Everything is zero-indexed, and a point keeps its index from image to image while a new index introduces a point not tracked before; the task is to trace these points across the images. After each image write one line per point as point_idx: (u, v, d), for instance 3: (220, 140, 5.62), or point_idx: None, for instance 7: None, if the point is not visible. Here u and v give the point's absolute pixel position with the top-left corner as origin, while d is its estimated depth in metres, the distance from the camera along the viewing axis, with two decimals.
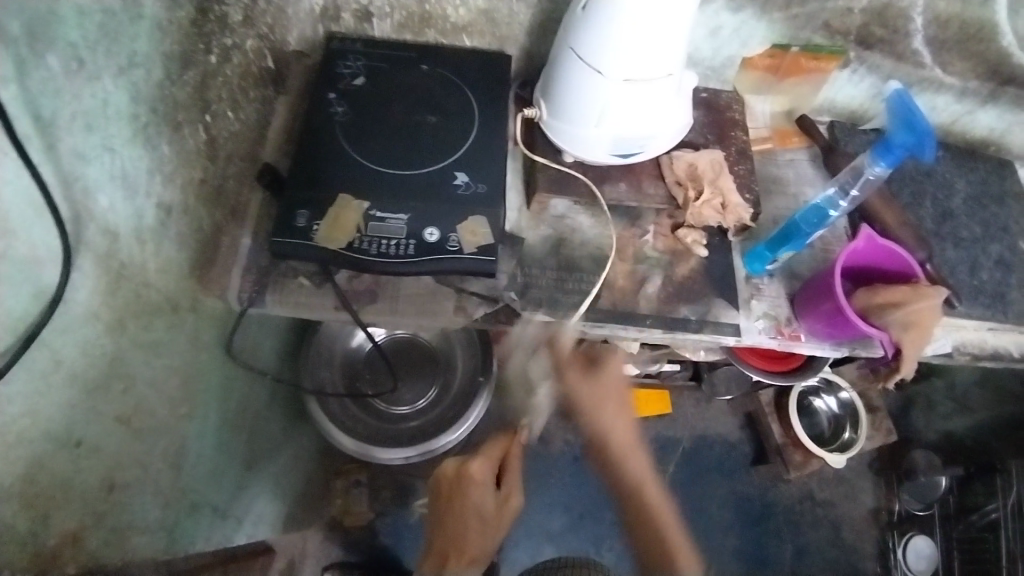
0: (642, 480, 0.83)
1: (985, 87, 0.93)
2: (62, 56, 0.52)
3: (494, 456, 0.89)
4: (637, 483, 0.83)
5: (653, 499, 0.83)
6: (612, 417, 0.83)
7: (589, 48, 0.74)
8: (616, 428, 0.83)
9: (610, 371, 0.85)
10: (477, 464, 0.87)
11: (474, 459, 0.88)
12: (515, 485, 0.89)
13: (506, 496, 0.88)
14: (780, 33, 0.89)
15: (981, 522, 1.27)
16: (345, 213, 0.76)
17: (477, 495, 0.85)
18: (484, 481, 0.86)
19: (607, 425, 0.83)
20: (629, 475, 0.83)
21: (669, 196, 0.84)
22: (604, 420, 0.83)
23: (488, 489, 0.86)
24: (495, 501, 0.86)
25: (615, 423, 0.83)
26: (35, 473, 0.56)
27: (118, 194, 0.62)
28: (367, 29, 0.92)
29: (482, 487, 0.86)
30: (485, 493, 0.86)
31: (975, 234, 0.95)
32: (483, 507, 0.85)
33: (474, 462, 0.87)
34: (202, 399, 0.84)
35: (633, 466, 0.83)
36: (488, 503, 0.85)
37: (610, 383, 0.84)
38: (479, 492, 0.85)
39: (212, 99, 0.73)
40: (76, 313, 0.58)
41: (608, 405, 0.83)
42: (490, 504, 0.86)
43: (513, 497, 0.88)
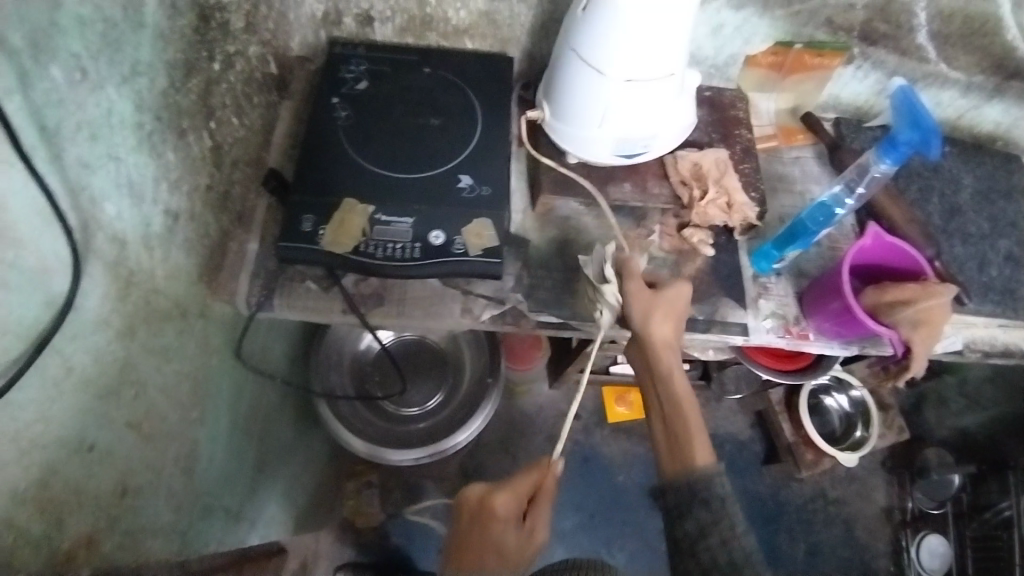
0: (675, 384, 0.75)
1: (991, 81, 0.93)
2: (65, 67, 0.53)
3: (524, 489, 0.76)
4: (670, 380, 0.75)
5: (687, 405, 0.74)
6: (659, 321, 0.74)
7: (590, 48, 0.74)
8: (661, 331, 0.74)
9: (667, 292, 0.76)
10: (504, 499, 0.75)
11: (500, 489, 0.76)
12: (542, 521, 0.77)
13: (531, 530, 0.77)
14: (782, 30, 0.89)
15: (996, 520, 1.27)
16: (351, 217, 0.77)
17: (501, 528, 0.75)
18: (508, 518, 0.75)
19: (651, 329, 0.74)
20: (663, 373, 0.75)
21: (674, 196, 0.84)
22: (652, 323, 0.74)
23: (511, 525, 0.75)
24: (520, 538, 0.75)
25: (663, 324, 0.75)
26: (49, 478, 0.57)
27: (125, 202, 0.63)
28: (369, 34, 0.92)
29: (507, 523, 0.75)
30: (508, 528, 0.75)
31: (984, 229, 0.95)
32: (505, 543, 0.74)
33: (502, 496, 0.75)
34: (213, 402, 0.85)
35: (668, 366, 0.75)
36: (511, 540, 0.74)
37: (667, 298, 0.75)
38: (501, 528, 0.74)
39: (216, 106, 0.74)
40: (86, 319, 0.59)
41: (658, 311, 0.75)
42: (512, 539, 0.75)
43: (538, 534, 0.77)
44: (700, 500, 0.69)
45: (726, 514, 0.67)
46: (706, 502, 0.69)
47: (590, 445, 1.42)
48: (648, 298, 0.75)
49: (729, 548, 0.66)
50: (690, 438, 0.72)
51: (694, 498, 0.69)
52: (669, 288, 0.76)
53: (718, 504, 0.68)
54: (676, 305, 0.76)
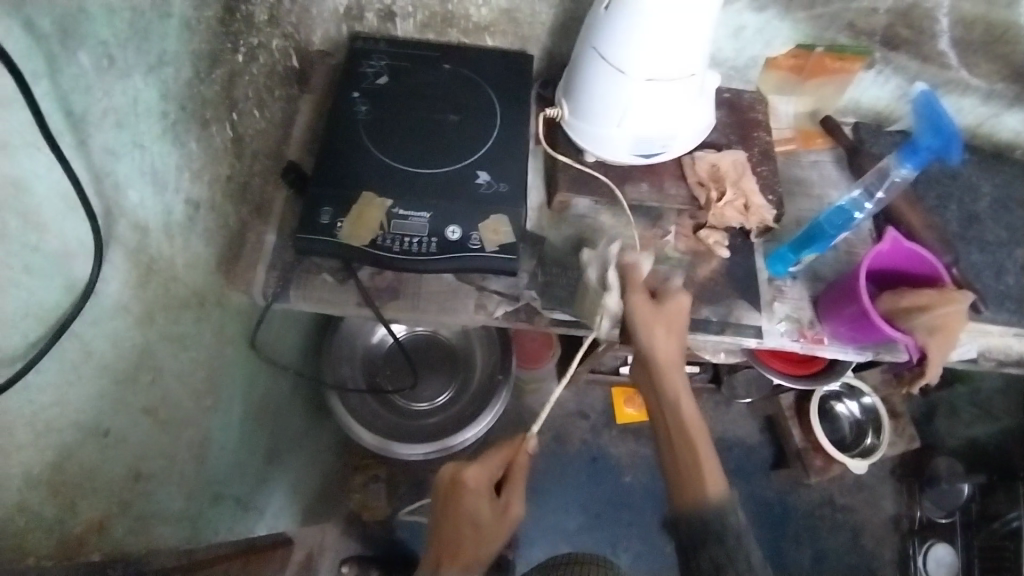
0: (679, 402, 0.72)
1: (1013, 89, 0.92)
2: (94, 55, 0.54)
3: (498, 462, 0.80)
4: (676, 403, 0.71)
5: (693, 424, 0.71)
6: (660, 334, 0.72)
7: (611, 47, 0.74)
8: (662, 346, 0.72)
9: (669, 304, 0.73)
10: (474, 474, 0.79)
11: (472, 464, 0.80)
12: (517, 493, 0.80)
13: (505, 504, 0.80)
14: (804, 33, 0.88)
15: (1004, 530, 1.29)
16: (369, 210, 0.77)
17: (473, 502, 0.78)
18: (481, 489, 0.78)
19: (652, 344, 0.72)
20: (669, 391, 0.72)
21: (691, 196, 0.83)
22: (655, 337, 0.72)
23: (484, 498, 0.78)
24: (493, 511, 0.79)
25: (666, 337, 0.72)
26: (64, 461, 0.58)
27: (148, 190, 0.63)
28: (390, 29, 0.93)
29: (479, 496, 0.78)
30: (482, 503, 0.78)
31: (1002, 238, 0.94)
32: (478, 516, 0.77)
33: (474, 468, 0.79)
34: (226, 391, 0.85)
35: (673, 384, 0.72)
36: (485, 513, 0.78)
37: (669, 310, 0.73)
38: (475, 501, 0.78)
39: (239, 97, 0.74)
40: (106, 305, 0.60)
41: (660, 325, 0.72)
42: (488, 515, 0.78)
43: (513, 506, 0.80)
44: (715, 533, 0.66)
45: (741, 552, 0.65)
46: (720, 537, 0.66)
47: (598, 445, 1.41)
48: (651, 309, 0.73)
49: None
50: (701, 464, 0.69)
51: (709, 533, 0.66)
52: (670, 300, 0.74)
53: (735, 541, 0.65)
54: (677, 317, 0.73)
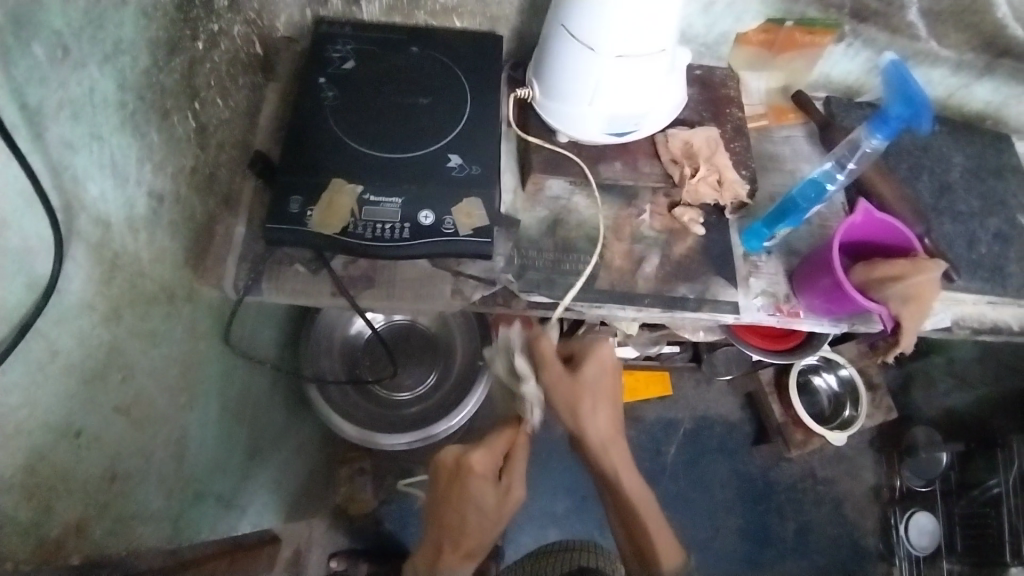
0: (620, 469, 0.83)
1: (981, 59, 0.93)
2: (47, 44, 0.52)
3: (500, 449, 0.84)
4: (617, 474, 0.83)
5: (626, 481, 0.83)
6: (590, 411, 0.81)
7: (580, 24, 0.73)
8: (593, 423, 0.81)
9: (590, 368, 0.80)
10: (479, 457, 0.82)
11: (475, 450, 0.83)
12: (518, 477, 0.83)
13: (508, 488, 0.82)
14: (774, 7, 0.88)
15: (983, 497, 1.29)
16: (339, 197, 0.76)
17: (479, 487, 0.81)
18: (485, 474, 0.82)
19: (583, 419, 0.81)
20: (608, 465, 0.83)
21: (664, 174, 0.84)
22: (584, 416, 0.81)
23: (488, 482, 0.81)
24: (497, 495, 0.82)
25: (594, 413, 0.81)
26: (36, 464, 0.56)
27: (109, 183, 0.61)
28: (355, 12, 0.90)
29: (484, 480, 0.82)
30: (485, 490, 0.81)
31: (972, 208, 0.95)
32: (482, 502, 0.81)
33: (479, 453, 0.82)
34: (202, 387, 0.84)
35: (611, 456, 0.83)
36: (488, 499, 0.81)
37: (591, 376, 0.80)
38: (480, 486, 0.81)
39: (201, 86, 0.72)
40: (71, 302, 0.58)
41: (585, 401, 0.80)
42: (489, 499, 0.81)
43: (515, 489, 0.82)
44: None
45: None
46: None
47: None
48: (571, 382, 0.80)
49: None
50: (651, 534, 0.80)
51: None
52: (588, 362, 0.81)
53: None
54: (602, 385, 0.82)
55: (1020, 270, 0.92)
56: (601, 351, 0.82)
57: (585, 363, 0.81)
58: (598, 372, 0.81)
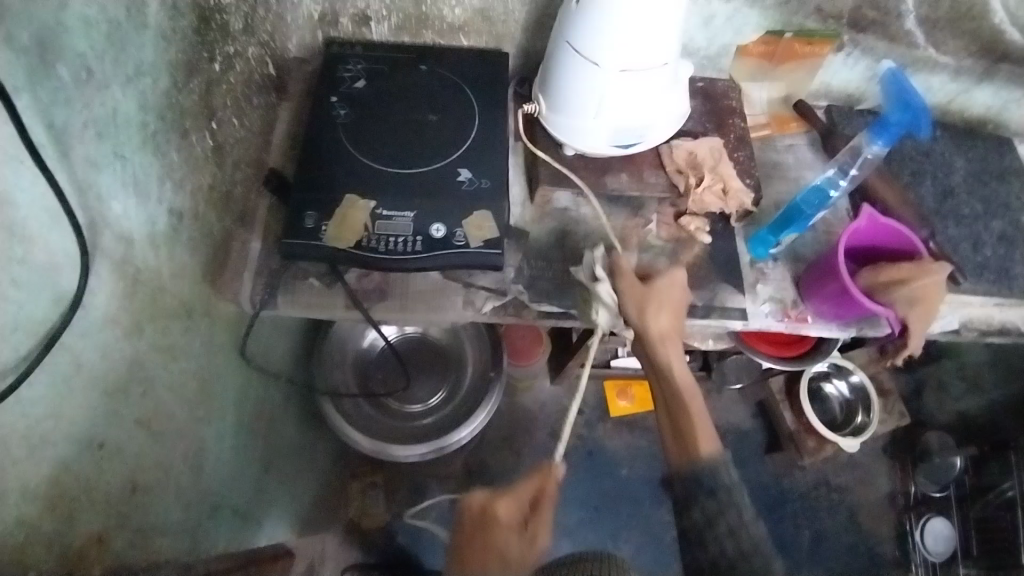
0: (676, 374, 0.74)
1: (980, 65, 0.94)
2: (72, 67, 0.54)
3: (526, 496, 0.77)
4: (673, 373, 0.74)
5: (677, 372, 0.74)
6: (656, 307, 0.74)
7: (584, 40, 0.75)
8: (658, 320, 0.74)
9: (662, 280, 0.77)
10: (503, 506, 0.76)
11: (502, 496, 0.77)
12: (545, 525, 0.75)
13: (533, 538, 0.75)
14: (773, 19, 0.90)
15: (998, 500, 1.29)
16: (352, 213, 0.78)
17: (504, 536, 0.75)
18: (510, 524, 0.76)
19: (647, 316, 0.74)
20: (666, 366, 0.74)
21: (670, 184, 0.85)
22: (648, 314, 0.74)
23: (513, 533, 0.75)
24: (522, 544, 0.74)
25: (660, 315, 0.74)
26: (61, 475, 0.58)
27: (131, 201, 0.64)
28: (365, 33, 0.93)
29: (509, 529, 0.76)
30: (511, 537, 0.75)
31: (977, 211, 0.96)
32: (506, 550, 0.74)
33: (507, 500, 0.76)
34: (219, 400, 0.85)
35: (670, 355, 0.74)
36: (514, 547, 0.74)
37: (662, 290, 0.76)
38: (506, 535, 0.75)
39: (217, 106, 0.75)
40: (95, 317, 0.60)
41: (651, 300, 0.75)
42: (517, 550, 0.74)
43: (541, 539, 0.75)
44: (707, 491, 0.68)
45: (733, 505, 0.67)
46: (712, 492, 0.68)
47: (594, 440, 1.42)
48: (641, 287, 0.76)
49: (738, 539, 0.66)
50: (693, 422, 0.72)
51: (701, 489, 0.69)
52: (663, 276, 0.77)
53: (724, 494, 0.68)
54: (673, 295, 0.76)
55: None
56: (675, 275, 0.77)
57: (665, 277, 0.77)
58: (671, 283, 0.77)
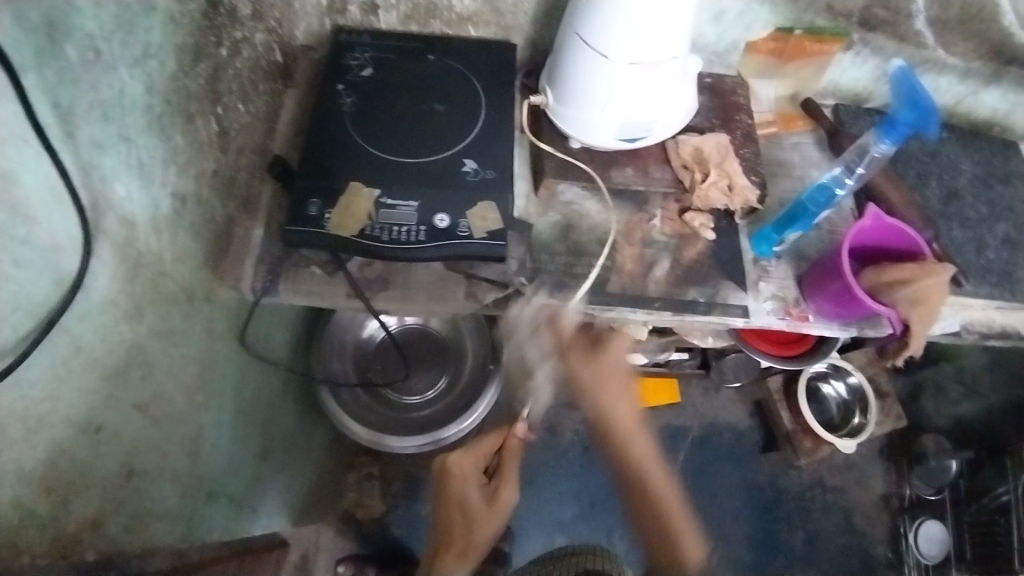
0: (643, 456, 0.89)
1: (988, 67, 0.94)
2: (79, 46, 0.54)
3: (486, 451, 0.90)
4: (642, 466, 0.88)
5: (637, 448, 0.89)
6: (603, 393, 0.88)
7: (594, 32, 0.75)
8: (620, 410, 0.88)
9: (606, 357, 0.89)
10: (459, 460, 0.88)
11: (457, 453, 0.89)
12: (506, 479, 0.86)
13: (496, 489, 0.86)
14: (783, 17, 0.89)
15: (992, 505, 1.29)
16: (357, 201, 0.77)
17: (461, 487, 0.87)
18: (466, 476, 0.87)
19: (608, 404, 0.88)
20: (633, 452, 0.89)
21: (675, 179, 0.85)
22: (606, 395, 0.88)
23: (471, 484, 0.87)
24: (482, 495, 0.86)
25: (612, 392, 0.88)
26: (57, 458, 0.57)
27: (135, 183, 0.63)
28: (373, 21, 0.92)
29: (466, 480, 0.87)
30: (471, 489, 0.87)
31: (981, 214, 0.96)
32: (465, 500, 0.86)
33: (466, 453, 0.88)
34: (218, 387, 0.85)
35: (637, 444, 0.89)
36: (473, 498, 0.86)
37: (611, 367, 0.89)
38: (463, 486, 0.86)
39: (224, 91, 0.74)
40: (95, 299, 0.60)
41: (605, 388, 0.88)
42: (477, 502, 0.86)
43: (502, 490, 0.85)
44: None
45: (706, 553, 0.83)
46: None
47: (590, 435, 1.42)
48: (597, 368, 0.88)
49: None
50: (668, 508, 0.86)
51: None
52: (608, 351, 0.89)
53: None
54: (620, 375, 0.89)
55: None
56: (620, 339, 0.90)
57: (607, 351, 0.89)
58: (619, 359, 0.89)
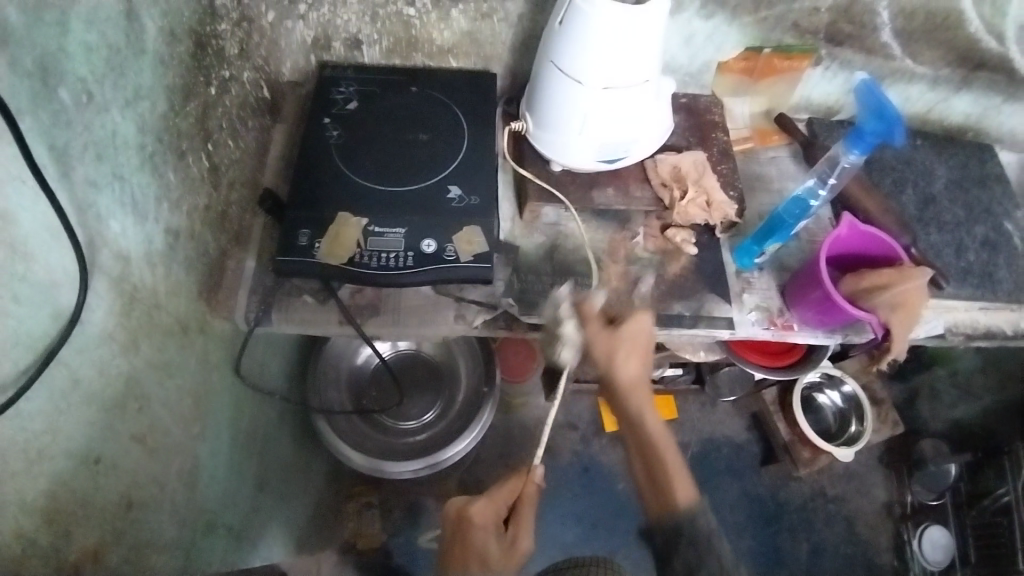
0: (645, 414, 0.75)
1: (957, 74, 0.97)
2: (73, 90, 0.56)
3: (505, 497, 0.84)
4: (642, 417, 0.75)
5: (647, 423, 0.75)
6: (623, 362, 0.75)
7: (568, 60, 0.77)
8: (627, 373, 0.75)
9: (629, 325, 0.76)
10: (481, 509, 0.83)
11: (478, 500, 0.84)
12: (525, 527, 0.82)
13: (513, 539, 0.81)
14: (752, 36, 0.93)
15: (994, 507, 1.28)
16: (345, 229, 0.79)
17: (482, 537, 0.81)
18: (488, 525, 0.82)
19: (615, 369, 0.75)
20: (637, 416, 0.76)
21: (656, 198, 0.87)
22: (615, 365, 0.75)
23: (491, 534, 0.81)
24: (501, 545, 0.81)
25: (619, 361, 0.75)
26: (58, 490, 0.58)
27: (129, 220, 0.65)
28: (356, 56, 0.95)
29: (485, 531, 0.81)
30: (490, 539, 0.81)
31: (959, 217, 0.99)
32: (485, 548, 0.80)
33: (487, 503, 0.83)
34: (214, 418, 0.86)
35: (641, 407, 0.75)
36: (493, 547, 0.80)
37: (628, 334, 0.76)
38: (484, 535, 0.81)
39: (213, 128, 0.77)
40: (93, 333, 0.61)
41: (621, 353, 0.75)
42: (496, 549, 0.81)
43: (521, 541, 0.81)
44: (687, 541, 0.70)
45: (712, 553, 0.68)
46: (692, 542, 0.69)
47: (589, 455, 1.43)
48: (607, 333, 0.76)
49: None
50: (669, 473, 0.73)
51: (682, 538, 0.70)
52: (631, 321, 0.77)
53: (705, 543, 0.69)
54: (640, 344, 0.76)
55: (1009, 275, 0.95)
56: (640, 314, 0.77)
57: (628, 324, 0.76)
58: (638, 333, 0.76)
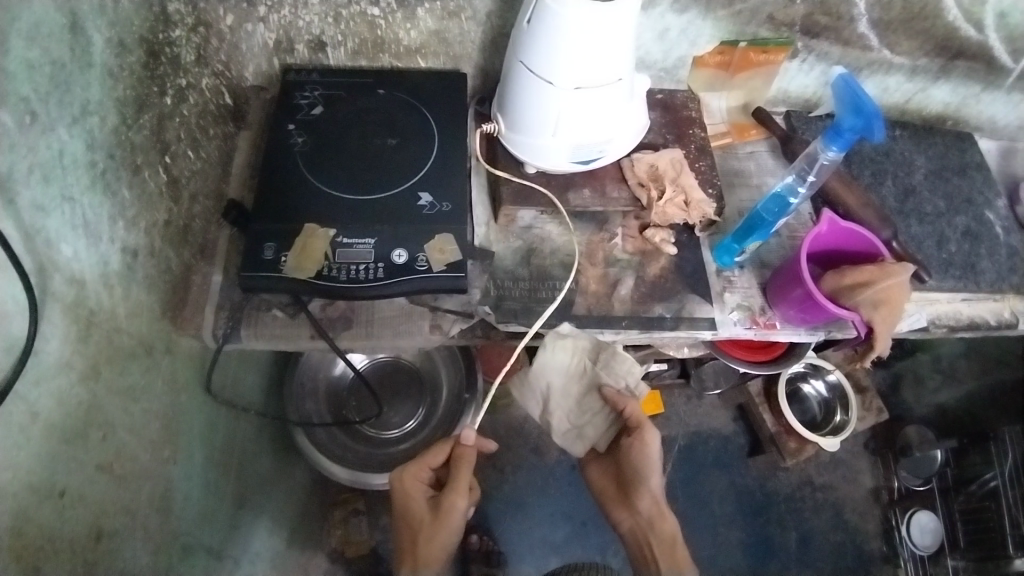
0: (663, 512, 0.87)
1: (936, 63, 0.96)
2: (16, 111, 0.53)
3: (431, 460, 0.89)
4: (660, 516, 0.87)
5: (668, 526, 0.87)
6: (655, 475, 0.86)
7: (539, 60, 0.75)
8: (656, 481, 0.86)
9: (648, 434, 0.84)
10: (400, 475, 0.89)
11: (406, 466, 0.89)
12: (461, 485, 0.86)
13: (442, 503, 0.86)
14: (726, 31, 0.91)
15: (981, 491, 1.33)
16: (312, 242, 0.77)
17: (406, 502, 0.87)
18: (413, 490, 0.88)
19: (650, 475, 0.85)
20: (662, 515, 0.87)
21: (633, 198, 0.85)
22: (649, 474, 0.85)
23: (419, 498, 0.87)
24: (428, 506, 0.87)
25: (653, 477, 0.85)
26: (22, 526, 0.55)
27: (82, 242, 0.62)
28: (321, 59, 0.92)
29: (415, 493, 0.88)
30: (415, 500, 0.88)
31: (939, 208, 0.98)
32: (412, 513, 0.87)
33: (410, 467, 0.89)
34: (184, 440, 0.83)
35: (666, 517, 0.87)
36: (417, 510, 0.87)
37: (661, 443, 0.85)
38: (406, 499, 0.87)
39: (171, 140, 0.74)
40: (48, 363, 0.58)
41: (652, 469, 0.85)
42: (422, 511, 0.87)
43: (453, 499, 0.85)
44: None
45: None
46: None
47: None
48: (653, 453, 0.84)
49: None
50: (676, 545, 0.86)
51: None
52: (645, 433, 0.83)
53: None
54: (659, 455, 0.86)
55: (992, 265, 0.94)
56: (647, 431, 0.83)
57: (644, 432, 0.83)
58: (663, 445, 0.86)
